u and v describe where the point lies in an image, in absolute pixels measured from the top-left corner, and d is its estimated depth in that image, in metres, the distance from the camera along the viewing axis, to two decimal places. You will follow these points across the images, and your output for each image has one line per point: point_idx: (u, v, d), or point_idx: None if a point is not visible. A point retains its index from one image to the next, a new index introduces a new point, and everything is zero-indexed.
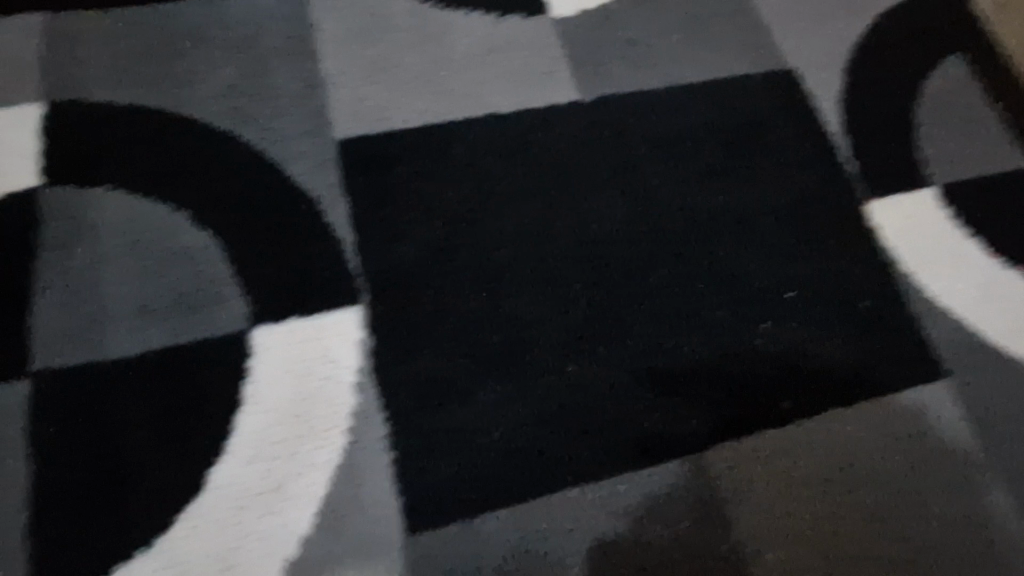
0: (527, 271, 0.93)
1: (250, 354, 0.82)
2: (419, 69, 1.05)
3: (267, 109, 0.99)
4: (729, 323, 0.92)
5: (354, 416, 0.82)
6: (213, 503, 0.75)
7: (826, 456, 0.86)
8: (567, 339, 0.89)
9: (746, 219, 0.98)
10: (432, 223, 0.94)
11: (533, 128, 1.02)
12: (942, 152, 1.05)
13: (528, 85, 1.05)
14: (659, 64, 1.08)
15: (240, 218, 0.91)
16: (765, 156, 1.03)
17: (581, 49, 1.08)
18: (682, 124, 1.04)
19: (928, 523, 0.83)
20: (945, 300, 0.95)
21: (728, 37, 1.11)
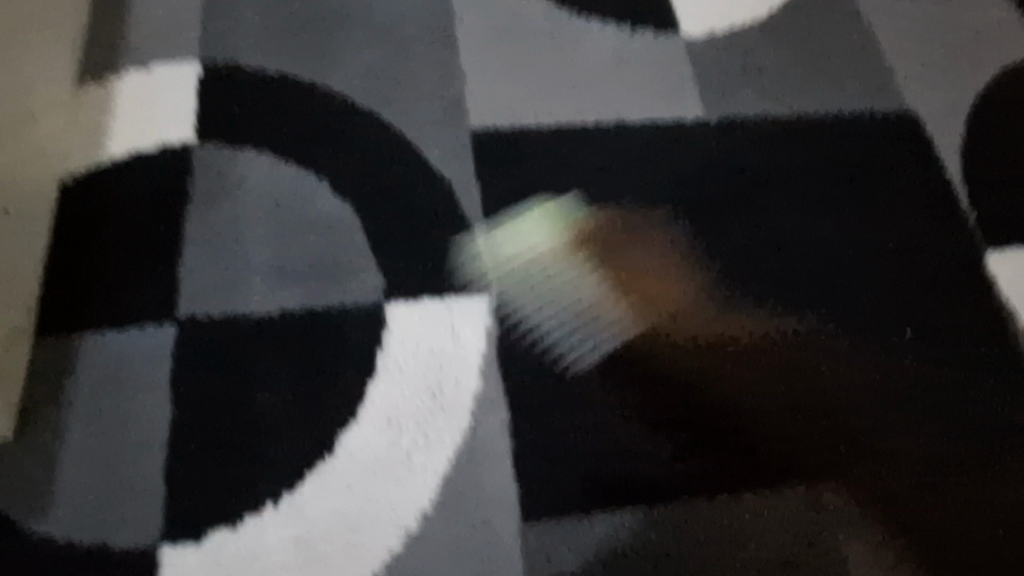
0: (652, 282, 0.93)
1: (383, 326, 0.82)
2: (553, 72, 1.07)
3: (408, 93, 1.00)
4: (844, 357, 0.92)
5: (481, 401, 0.80)
6: (340, 466, 0.74)
7: (946, 505, 0.86)
8: (688, 352, 0.89)
9: (867, 255, 1.00)
10: (563, 223, 0.94)
11: (659, 141, 1.04)
12: None
13: (659, 102, 1.08)
14: (783, 95, 1.13)
15: (379, 194, 0.91)
16: (886, 195, 1.06)
17: (712, 76, 1.12)
18: (806, 154, 1.07)
19: None
20: None
21: (849, 78, 1.16)
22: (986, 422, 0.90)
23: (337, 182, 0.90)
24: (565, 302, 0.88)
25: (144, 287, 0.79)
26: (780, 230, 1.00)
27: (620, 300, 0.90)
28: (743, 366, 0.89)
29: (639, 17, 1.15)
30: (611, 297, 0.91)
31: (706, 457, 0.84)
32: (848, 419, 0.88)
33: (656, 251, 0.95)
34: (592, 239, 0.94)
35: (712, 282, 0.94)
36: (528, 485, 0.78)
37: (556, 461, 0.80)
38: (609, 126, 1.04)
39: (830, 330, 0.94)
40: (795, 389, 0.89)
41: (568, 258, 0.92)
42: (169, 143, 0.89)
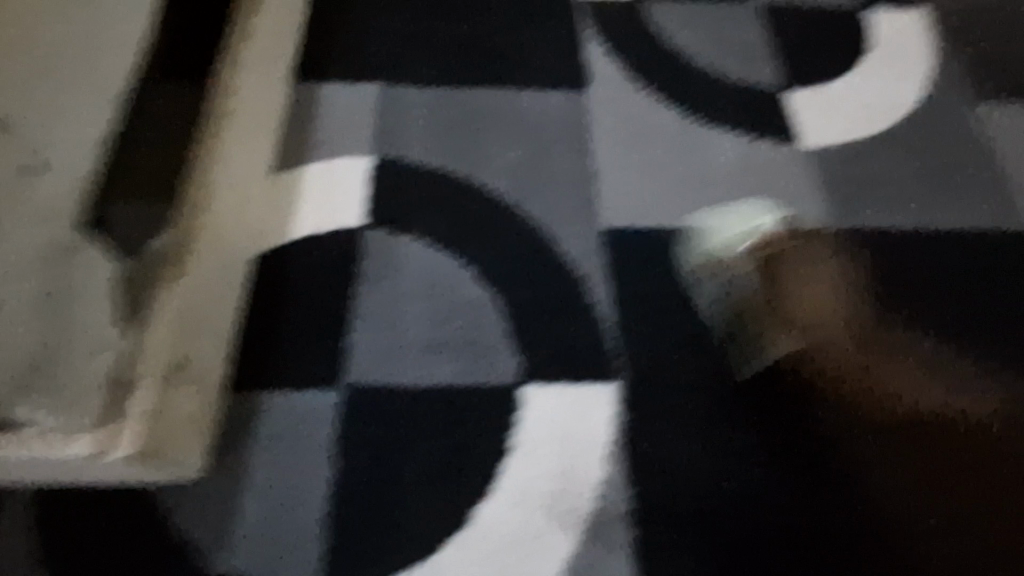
0: (781, 382, 0.95)
1: (520, 406, 0.89)
2: (679, 178, 1.16)
3: (547, 191, 1.11)
4: (994, 484, 0.88)
5: (605, 486, 0.85)
6: (476, 539, 0.81)
7: None
8: (814, 458, 0.90)
9: (991, 375, 1.02)
10: (693, 316, 0.98)
11: (783, 243, 1.09)
12: None
13: (781, 210, 1.14)
14: (905, 206, 1.16)
15: (521, 283, 1.00)
16: (1011, 316, 1.07)
17: (832, 184, 1.18)
18: (928, 268, 1.10)
19: None
20: None
21: (975, 193, 1.18)
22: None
23: (483, 269, 1.01)
24: (690, 393, 0.93)
25: (318, 353, 0.91)
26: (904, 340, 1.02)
27: (750, 397, 0.93)
28: (885, 477, 0.88)
29: (762, 127, 1.23)
30: (741, 391, 0.93)
31: (847, 569, 0.84)
32: (1011, 550, 0.85)
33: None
34: (720, 336, 0.98)
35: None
36: (647, 575, 0.82)
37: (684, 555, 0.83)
38: (732, 230, 1.11)
39: (997, 447, 0.89)
40: (948, 508, 0.87)
41: (698, 353, 0.95)
42: (343, 226, 1.02)
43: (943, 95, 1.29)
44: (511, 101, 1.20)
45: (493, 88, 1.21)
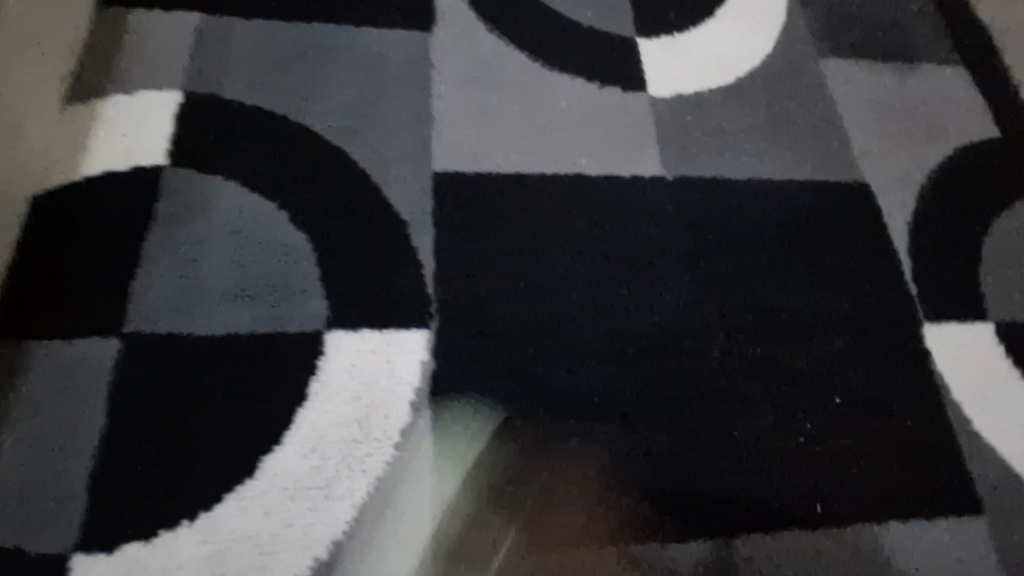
0: (595, 332, 0.97)
1: (323, 352, 0.85)
2: (520, 122, 1.12)
3: (378, 132, 1.05)
4: (777, 415, 0.96)
5: (407, 433, 0.84)
6: (263, 489, 0.77)
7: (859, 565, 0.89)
8: (618, 400, 0.93)
9: (811, 322, 1.04)
10: (514, 268, 0.99)
11: (615, 193, 1.09)
12: (1006, 292, 1.13)
13: (620, 158, 1.13)
14: (741, 157, 1.18)
15: (339, 228, 0.95)
16: (833, 262, 1.10)
17: (674, 134, 1.17)
18: (759, 217, 1.12)
19: None
20: (988, 435, 0.99)
21: (810, 146, 1.21)
22: (929, 506, 0.94)
23: (297, 213, 0.95)
24: (503, 341, 0.93)
25: (99, 300, 0.84)
26: (727, 291, 1.04)
27: (560, 347, 0.95)
28: (683, 423, 0.93)
29: (612, 73, 1.21)
30: (552, 343, 0.95)
31: (644, 511, 0.87)
32: (795, 488, 0.92)
33: (602, 301, 0.99)
34: (539, 288, 0.98)
35: (654, 340, 0.98)
36: (444, 519, 0.81)
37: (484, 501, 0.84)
38: (569, 178, 1.09)
39: (779, 396, 0.97)
40: (738, 451, 0.92)
41: (515, 304, 0.96)
42: (141, 165, 0.94)
43: (789, 49, 1.31)
44: (345, 36, 1.12)
45: (327, 23, 1.13)
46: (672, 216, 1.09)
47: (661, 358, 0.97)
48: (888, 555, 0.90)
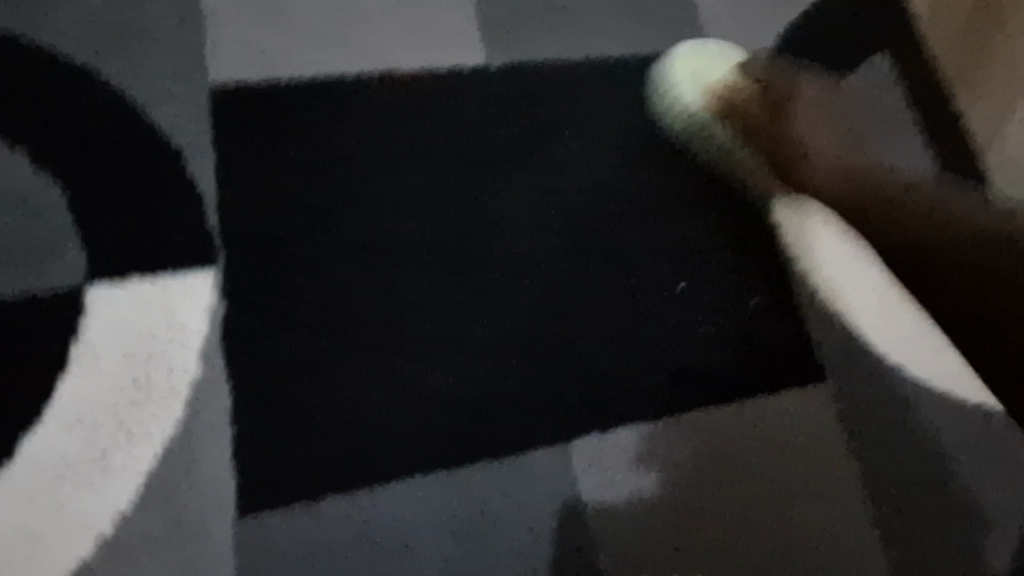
0: (415, 249, 0.88)
1: (83, 313, 0.75)
2: (316, 14, 0.97)
3: (137, 46, 0.89)
4: (617, 312, 0.91)
5: (196, 387, 0.76)
6: (28, 472, 0.70)
7: (705, 446, 0.88)
8: (444, 321, 0.86)
9: (655, 209, 0.98)
10: (318, 189, 0.88)
11: (431, 90, 0.97)
12: (860, 155, 1.08)
13: (439, 49, 1.00)
14: (577, 34, 1.06)
15: (94, 165, 0.82)
16: (679, 143, 1.03)
17: (499, 13, 1.04)
18: (596, 101, 1.02)
19: (782, 501, 0.87)
20: (838, 303, 0.97)
21: (653, 13, 1.10)
22: (774, 385, 0.92)
23: (39, 153, 0.81)
24: (311, 271, 0.84)
25: None
26: (574, 182, 0.97)
27: (376, 270, 0.86)
28: (517, 333, 0.88)
29: None
30: (367, 267, 0.86)
31: (477, 430, 0.83)
32: (639, 387, 0.89)
33: (421, 215, 0.90)
34: (349, 209, 0.88)
35: (482, 255, 0.90)
36: (247, 473, 0.74)
37: (297, 447, 0.77)
38: (380, 78, 0.96)
39: (620, 292, 0.92)
40: (577, 354, 0.88)
41: (322, 229, 0.86)
42: None
43: None
44: None
45: None
46: (503, 111, 0.98)
47: (493, 267, 0.90)
48: (732, 440, 0.89)
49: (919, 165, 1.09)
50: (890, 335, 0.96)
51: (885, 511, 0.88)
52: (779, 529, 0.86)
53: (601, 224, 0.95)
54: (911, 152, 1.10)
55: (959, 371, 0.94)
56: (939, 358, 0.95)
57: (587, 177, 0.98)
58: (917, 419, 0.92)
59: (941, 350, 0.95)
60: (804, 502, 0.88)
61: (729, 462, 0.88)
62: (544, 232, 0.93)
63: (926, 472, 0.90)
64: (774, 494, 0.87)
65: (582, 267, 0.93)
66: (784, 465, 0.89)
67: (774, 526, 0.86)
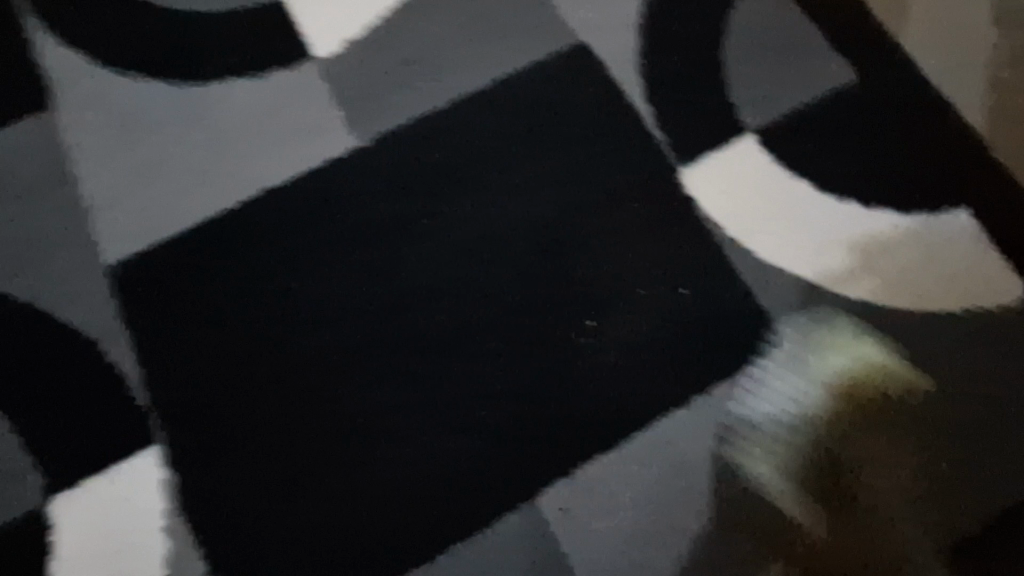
0: (341, 358, 0.91)
1: (51, 526, 0.81)
2: (187, 161, 0.99)
3: (31, 255, 0.93)
4: (549, 347, 0.92)
5: (170, 560, 0.81)
6: None
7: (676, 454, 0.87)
8: (385, 416, 0.89)
9: (562, 230, 0.97)
10: (234, 330, 0.91)
11: (314, 191, 0.98)
12: (762, 92, 1.02)
13: (306, 149, 1.00)
14: (439, 78, 1.04)
15: (24, 384, 0.87)
16: (571, 151, 1.00)
17: (357, 88, 1.03)
18: (476, 140, 1.01)
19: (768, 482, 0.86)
20: (777, 255, 0.94)
21: (510, 27, 1.06)
22: (733, 374, 0.90)
23: None
24: (247, 413, 0.88)
25: None
26: (477, 234, 0.97)
27: (312, 393, 0.89)
28: (459, 405, 0.90)
29: (265, 51, 1.04)
30: (303, 393, 0.89)
31: (447, 508, 0.86)
32: (594, 418, 0.89)
33: (339, 322, 0.92)
34: (265, 341, 0.91)
35: (405, 337, 0.92)
36: None
37: None
38: (259, 200, 0.97)
39: (547, 329, 0.92)
40: (523, 407, 0.89)
41: (252, 373, 0.90)
42: None
43: None
44: None
45: None
46: (387, 184, 0.98)
47: (419, 346, 0.92)
48: (706, 444, 0.88)
49: (831, 77, 1.02)
50: (835, 270, 0.93)
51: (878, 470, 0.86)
52: (772, 520, 0.85)
53: (514, 266, 0.95)
54: (818, 67, 1.03)
55: (920, 286, 0.92)
56: (896, 276, 0.93)
57: (487, 224, 0.97)
58: (888, 357, 0.90)
59: (893, 270, 0.93)
60: (793, 485, 0.86)
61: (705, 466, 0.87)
62: (458, 293, 0.94)
63: (910, 420, 0.88)
64: (760, 485, 0.86)
65: (505, 315, 0.93)
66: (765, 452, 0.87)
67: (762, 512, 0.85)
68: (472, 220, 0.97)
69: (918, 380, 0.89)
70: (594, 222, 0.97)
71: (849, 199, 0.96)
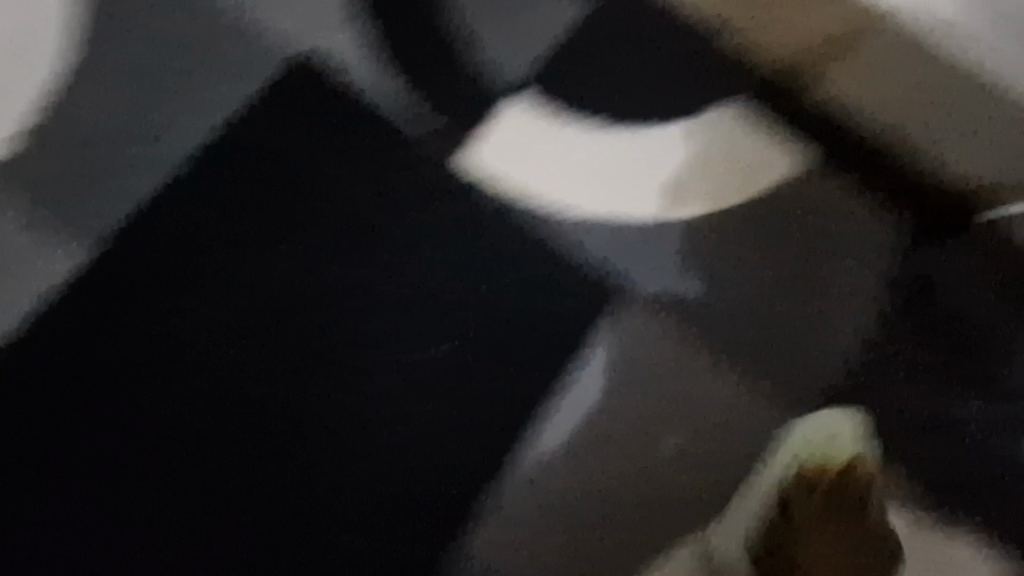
0: (216, 491, 0.85)
1: None
2: None
3: None
4: (406, 391, 0.87)
5: None
6: None
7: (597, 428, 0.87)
8: (264, 532, 0.85)
9: (370, 270, 0.89)
10: (58, 519, 0.84)
11: (78, 341, 0.87)
12: (507, 44, 0.93)
13: (54, 290, 0.87)
14: (159, 162, 0.90)
15: None
16: (341, 184, 0.90)
17: (70, 210, 0.88)
18: (235, 213, 0.89)
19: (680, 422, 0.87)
20: (589, 208, 0.90)
21: (212, 71, 0.91)
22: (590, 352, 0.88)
23: None
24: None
25: None
26: (280, 312, 0.88)
27: (181, 550, 0.84)
28: (337, 488, 0.86)
29: None
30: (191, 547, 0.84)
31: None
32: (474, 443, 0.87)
33: (193, 456, 0.86)
34: (100, 516, 0.84)
35: (252, 447, 0.86)
36: None
37: None
38: (32, 368, 0.86)
39: (393, 373, 0.88)
40: (406, 458, 0.86)
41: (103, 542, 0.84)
42: None
43: None
44: None
45: None
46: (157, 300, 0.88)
47: (270, 449, 0.86)
48: (614, 412, 0.87)
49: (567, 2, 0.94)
50: (648, 200, 0.91)
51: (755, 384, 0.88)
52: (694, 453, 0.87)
53: (338, 324, 0.88)
54: None
55: (727, 187, 0.91)
56: (705, 185, 0.91)
57: (287, 296, 0.88)
58: (726, 263, 0.90)
59: (699, 179, 0.91)
60: (702, 416, 0.87)
61: (612, 440, 0.87)
62: (287, 378, 0.87)
63: (772, 314, 0.89)
64: (668, 450, 0.87)
65: (349, 376, 0.88)
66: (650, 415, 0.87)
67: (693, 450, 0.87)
68: (270, 298, 0.88)
69: (754, 274, 0.90)
70: (401, 248, 0.89)
71: (632, 125, 0.92)
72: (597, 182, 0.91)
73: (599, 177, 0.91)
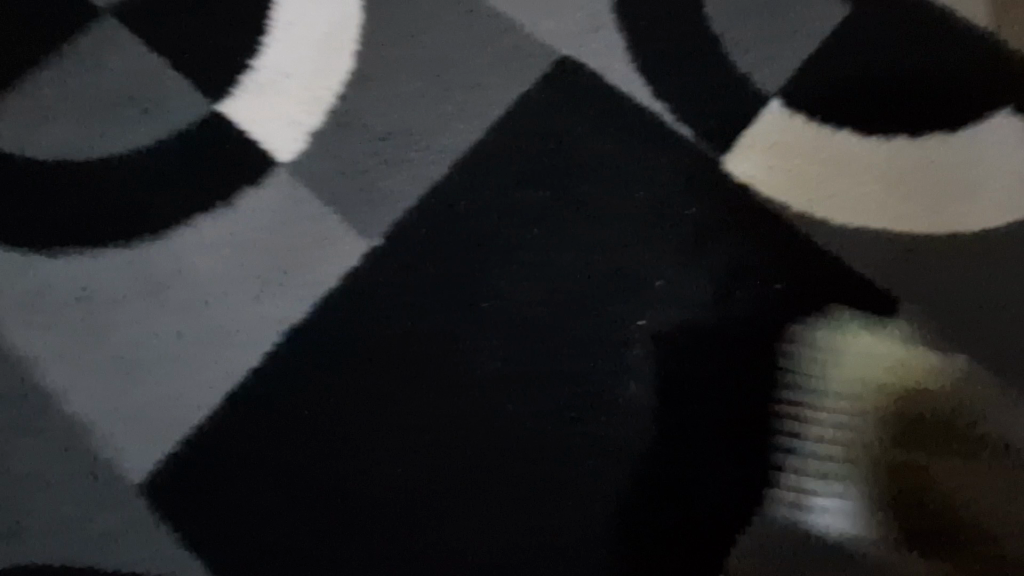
0: (389, 452, 0.85)
1: None
2: (181, 330, 0.87)
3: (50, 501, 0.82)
4: (661, 385, 0.86)
5: None
6: None
7: (855, 432, 0.84)
8: (518, 517, 0.83)
9: (627, 261, 0.90)
10: (315, 489, 0.83)
11: (346, 313, 0.88)
12: (767, 55, 0.95)
13: (314, 271, 0.89)
14: (429, 146, 0.93)
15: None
16: (600, 176, 0.92)
17: (343, 183, 0.92)
18: (497, 197, 0.92)
19: (944, 435, 0.84)
20: (848, 215, 0.90)
21: (479, 64, 0.96)
22: (845, 365, 0.86)
23: None
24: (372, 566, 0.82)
25: None
26: (537, 296, 0.89)
27: (437, 529, 0.83)
28: (593, 478, 0.84)
29: (222, 175, 0.91)
30: (348, 500, 0.83)
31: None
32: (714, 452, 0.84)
33: (450, 431, 0.86)
34: (358, 489, 0.84)
35: (509, 428, 0.86)
36: None
37: None
38: (295, 348, 0.87)
39: (641, 369, 0.87)
40: (662, 452, 0.84)
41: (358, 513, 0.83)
42: None
43: None
44: None
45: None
46: (420, 278, 0.89)
47: (526, 430, 0.86)
48: (875, 418, 0.85)
49: (826, 20, 0.96)
50: (909, 211, 0.90)
51: (1014, 413, 0.84)
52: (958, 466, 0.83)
53: (596, 312, 0.89)
54: (810, 11, 0.97)
55: (996, 201, 0.90)
56: (971, 199, 0.90)
57: (546, 283, 0.90)
58: (990, 278, 0.88)
59: (964, 193, 0.90)
60: (967, 429, 0.84)
61: (872, 447, 0.84)
62: (545, 364, 0.87)
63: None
64: (891, 476, 0.83)
65: (602, 364, 0.87)
66: (897, 433, 0.84)
67: (959, 464, 0.83)
68: (528, 280, 0.90)
69: (1018, 298, 0.87)
70: (658, 241, 0.90)
71: (894, 136, 0.92)
72: (857, 191, 0.91)
73: (857, 185, 0.91)
